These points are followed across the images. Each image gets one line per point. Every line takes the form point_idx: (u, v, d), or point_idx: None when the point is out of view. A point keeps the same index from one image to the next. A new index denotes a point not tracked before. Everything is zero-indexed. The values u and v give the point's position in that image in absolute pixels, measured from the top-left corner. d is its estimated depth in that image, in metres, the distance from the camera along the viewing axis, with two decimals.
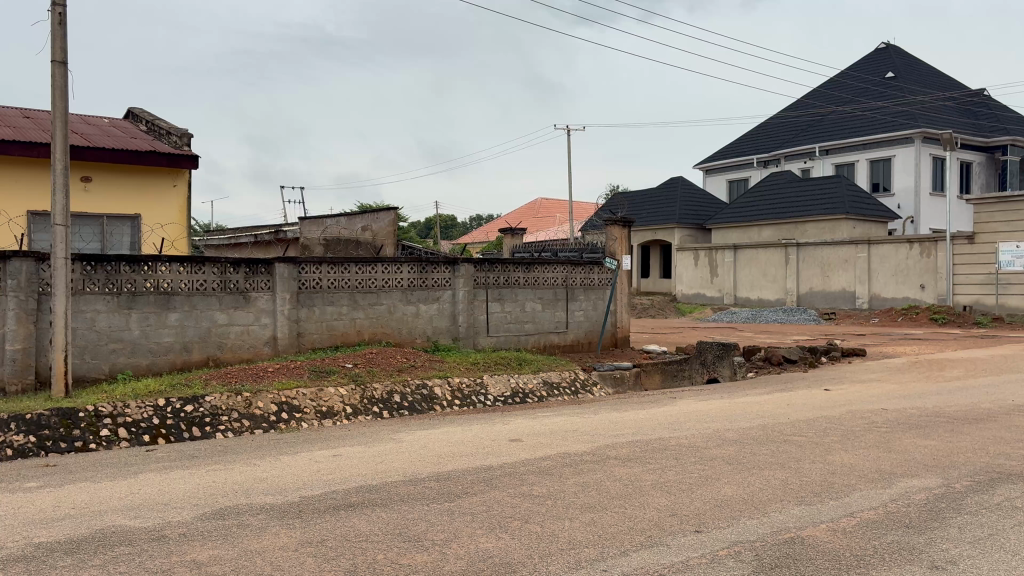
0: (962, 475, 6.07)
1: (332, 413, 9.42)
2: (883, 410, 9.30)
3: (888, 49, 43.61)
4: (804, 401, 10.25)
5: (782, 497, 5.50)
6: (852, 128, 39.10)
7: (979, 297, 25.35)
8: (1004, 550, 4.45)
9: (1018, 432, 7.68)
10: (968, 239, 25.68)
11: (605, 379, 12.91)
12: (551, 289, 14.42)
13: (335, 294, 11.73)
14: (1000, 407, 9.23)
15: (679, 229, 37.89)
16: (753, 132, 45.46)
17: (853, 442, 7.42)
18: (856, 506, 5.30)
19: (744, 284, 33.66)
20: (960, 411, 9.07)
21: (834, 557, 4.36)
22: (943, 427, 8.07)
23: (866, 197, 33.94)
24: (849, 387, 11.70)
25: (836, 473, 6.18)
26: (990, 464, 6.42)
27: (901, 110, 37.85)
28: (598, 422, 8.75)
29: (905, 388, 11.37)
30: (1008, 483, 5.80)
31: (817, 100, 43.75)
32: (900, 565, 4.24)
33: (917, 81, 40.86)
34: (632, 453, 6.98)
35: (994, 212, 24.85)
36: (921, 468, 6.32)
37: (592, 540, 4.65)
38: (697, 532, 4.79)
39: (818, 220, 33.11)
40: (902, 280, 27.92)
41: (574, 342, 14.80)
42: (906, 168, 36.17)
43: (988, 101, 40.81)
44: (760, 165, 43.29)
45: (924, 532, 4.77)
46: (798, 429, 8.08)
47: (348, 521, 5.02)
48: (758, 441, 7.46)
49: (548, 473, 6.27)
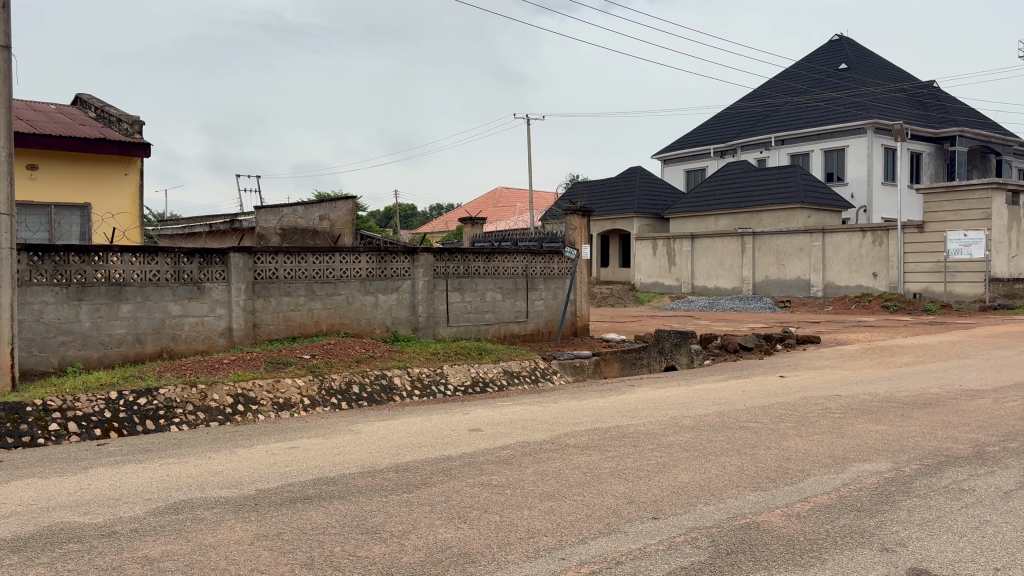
0: (912, 459, 6.21)
1: (289, 405, 9.33)
2: (837, 396, 9.48)
3: (841, 41, 44.29)
4: (759, 388, 10.40)
5: (738, 483, 5.58)
6: (806, 119, 39.65)
7: (928, 285, 25.93)
8: (952, 531, 4.55)
9: (966, 417, 7.85)
10: (918, 228, 26.24)
11: (564, 368, 12.93)
12: (511, 278, 14.41)
13: (292, 284, 11.58)
14: (948, 392, 9.46)
15: (637, 219, 38.19)
16: (711, 122, 45.85)
17: (808, 427, 7.54)
18: (811, 491, 5.38)
19: (701, 273, 33.95)
20: (911, 396, 9.28)
21: (787, 541, 4.43)
22: (892, 412, 8.23)
23: (821, 187, 34.49)
24: (804, 373, 11.90)
25: (791, 459, 6.27)
26: (939, 448, 6.58)
27: (854, 100, 38.43)
28: (557, 411, 8.77)
29: (858, 374, 11.58)
30: (956, 467, 5.95)
31: (772, 91, 44.28)
32: (852, 549, 4.31)
33: (868, 73, 41.58)
34: (591, 440, 7.02)
35: (944, 202, 25.40)
36: (872, 452, 6.46)
37: (551, 529, 4.65)
38: (654, 519, 4.83)
39: (774, 210, 33.60)
40: (856, 268, 28.44)
41: (534, 331, 14.83)
42: (859, 159, 36.82)
43: (937, 93, 41.66)
44: (717, 155, 43.73)
45: (875, 515, 4.87)
46: (753, 415, 8.20)
47: (306, 514, 4.97)
48: (714, 428, 7.54)
49: (507, 463, 6.26)
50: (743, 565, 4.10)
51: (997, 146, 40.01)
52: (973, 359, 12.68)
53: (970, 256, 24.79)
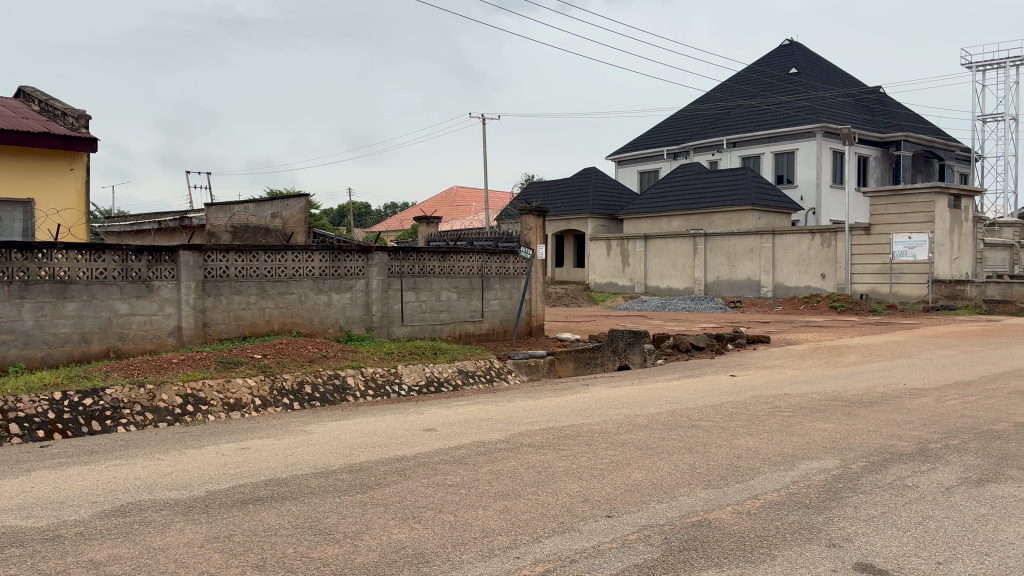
0: (858, 456, 6.34)
1: (240, 405, 9.19)
2: (786, 394, 9.67)
3: (792, 47, 45.08)
4: (711, 387, 10.50)
5: (691, 481, 5.64)
6: (757, 121, 40.27)
7: (874, 286, 26.55)
8: (897, 527, 4.67)
9: (910, 416, 8.03)
10: (865, 230, 26.84)
11: (519, 367, 12.98)
12: (466, 277, 14.40)
13: (243, 283, 11.42)
14: (893, 391, 9.69)
15: (591, 219, 38.48)
16: (664, 124, 46.30)
17: (758, 425, 7.66)
18: (761, 488, 5.47)
19: (654, 274, 34.23)
20: (857, 394, 9.49)
21: (739, 539, 4.49)
22: (840, 411, 8.38)
23: (771, 189, 35.09)
24: (754, 373, 12.08)
25: (742, 457, 6.36)
26: (884, 445, 6.74)
27: (804, 105, 39.18)
28: (510, 410, 8.76)
29: (806, 373, 11.81)
30: (900, 463, 6.10)
31: (724, 94, 44.90)
32: (801, 544, 4.40)
33: (817, 77, 42.43)
34: (546, 440, 7.04)
35: (889, 204, 26.01)
36: (820, 450, 6.58)
37: (506, 528, 4.66)
38: (608, 517, 4.87)
39: (725, 211, 34.10)
40: (804, 269, 28.96)
41: (489, 331, 14.84)
42: (808, 162, 37.56)
43: (884, 98, 42.67)
44: (670, 156, 44.12)
45: (822, 512, 4.96)
46: (705, 414, 8.34)
47: (257, 515, 4.91)
48: (667, 427, 7.61)
49: (462, 462, 6.25)
50: (694, 562, 4.14)
51: (940, 151, 41.37)
52: (917, 359, 12.97)
53: (914, 258, 25.44)
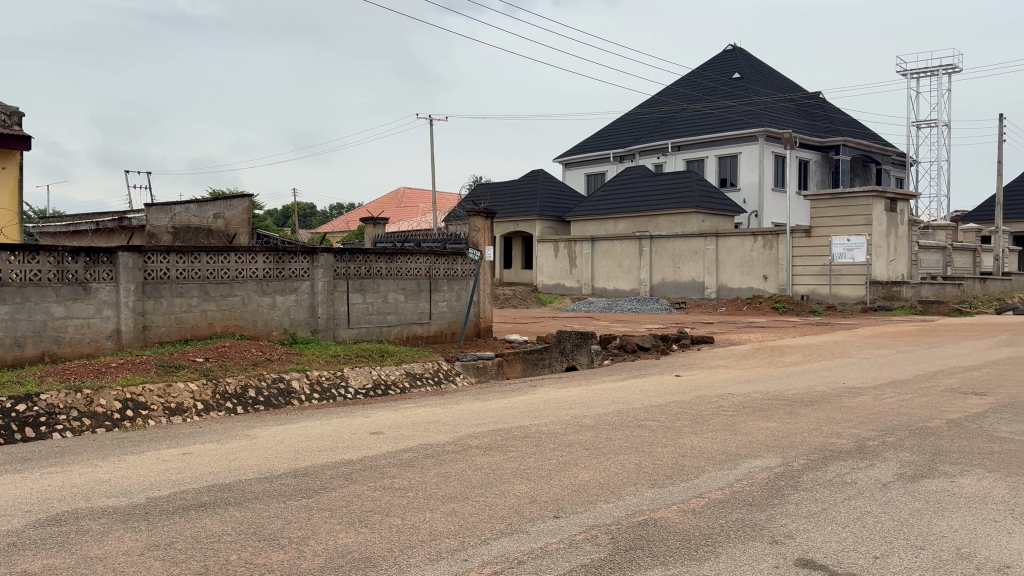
0: (799, 454, 6.48)
1: (181, 410, 9.01)
2: (729, 393, 9.82)
3: (735, 52, 45.85)
4: (656, 387, 10.63)
5: (637, 481, 5.70)
6: (701, 125, 40.87)
7: (814, 287, 27.19)
8: (836, 522, 4.78)
9: (848, 414, 8.23)
10: (806, 232, 27.45)
11: (467, 369, 12.96)
12: (413, 279, 14.34)
13: (184, 285, 11.20)
14: (832, 390, 9.93)
15: (539, 221, 38.65)
16: (611, 127, 46.71)
17: (702, 425, 7.77)
18: (705, 486, 5.55)
19: (601, 275, 34.50)
20: (798, 393, 9.71)
21: (683, 537, 4.55)
22: (782, 410, 8.55)
23: (715, 192, 35.64)
24: (699, 372, 12.26)
25: (687, 455, 6.46)
26: (824, 443, 6.89)
27: (747, 109, 39.91)
28: (457, 413, 8.74)
29: (748, 372, 12.04)
30: (840, 461, 6.25)
31: (669, 98, 45.47)
32: (743, 541, 4.48)
33: (759, 82, 43.25)
34: (494, 441, 7.05)
35: (829, 208, 26.65)
36: (762, 448, 6.71)
37: (453, 531, 4.65)
38: (555, 517, 4.89)
39: (670, 213, 34.54)
40: (747, 271, 29.47)
41: (437, 333, 14.79)
42: (750, 165, 38.27)
43: (823, 103, 43.68)
44: (617, 159, 44.52)
45: (765, 509, 5.06)
46: (651, 413, 8.42)
47: (199, 522, 4.81)
48: (613, 427, 7.67)
49: (409, 465, 6.22)
50: (639, 561, 4.18)
51: (877, 156, 42.53)
52: (855, 358, 13.30)
53: (853, 260, 26.12)
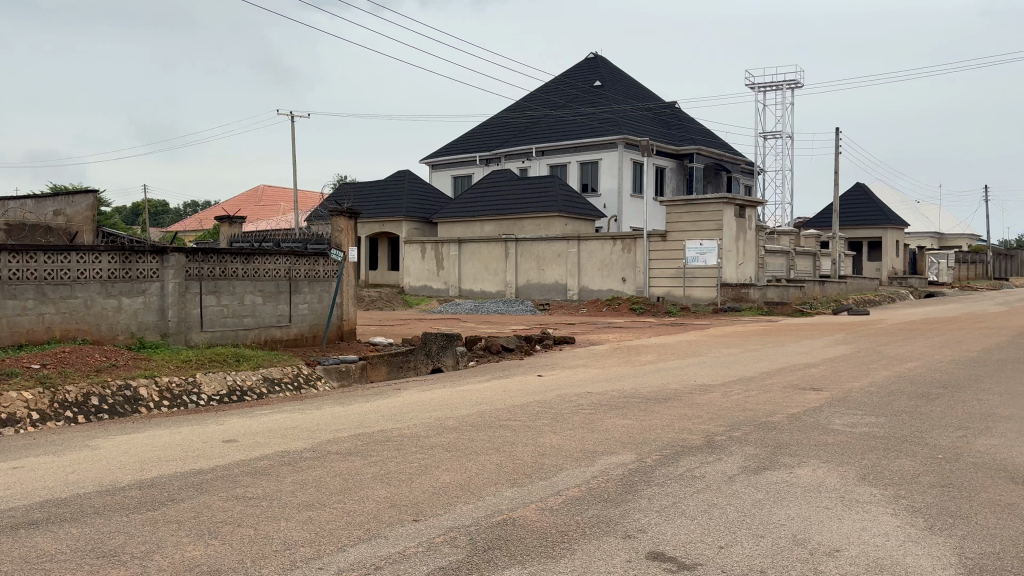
0: (653, 450, 6.72)
1: (13, 421, 8.38)
2: (588, 393, 10.07)
3: (596, 60, 47.11)
4: (518, 387, 10.77)
5: (496, 481, 5.74)
6: (563, 131, 41.74)
7: (670, 289, 28.29)
8: (685, 515, 4.98)
9: (698, 410, 8.61)
10: (662, 237, 28.50)
11: (329, 373, 12.69)
12: (272, 281, 13.93)
13: (18, 287, 10.43)
14: (684, 387, 10.36)
15: (404, 222, 38.41)
16: (476, 130, 46.97)
17: (561, 424, 7.92)
18: (563, 484, 5.67)
19: (467, 277, 34.64)
20: (653, 391, 10.07)
21: (541, 535, 4.63)
22: (637, 408, 8.85)
23: (577, 196, 36.48)
24: (560, 372, 12.52)
25: (545, 455, 6.57)
26: (676, 439, 7.18)
27: (607, 117, 41.11)
28: (316, 418, 8.55)
29: (607, 372, 12.39)
30: (690, 455, 6.52)
31: (532, 103, 46.19)
32: (598, 537, 4.59)
33: (619, 90, 44.63)
34: (354, 446, 6.94)
35: (683, 214, 27.81)
36: (618, 445, 6.91)
37: (310, 539, 4.54)
38: (415, 521, 4.86)
39: (534, 217, 35.10)
40: (607, 273, 30.31)
41: (297, 336, 14.43)
42: (611, 171, 39.42)
43: (678, 113, 45.54)
44: (482, 162, 44.82)
45: (619, 504, 5.21)
46: (512, 414, 8.52)
47: (31, 541, 4.49)
48: (475, 428, 7.72)
49: (265, 473, 6.03)
50: (496, 561, 4.22)
51: (727, 165, 44.76)
52: (707, 357, 13.94)
53: (705, 264, 27.42)
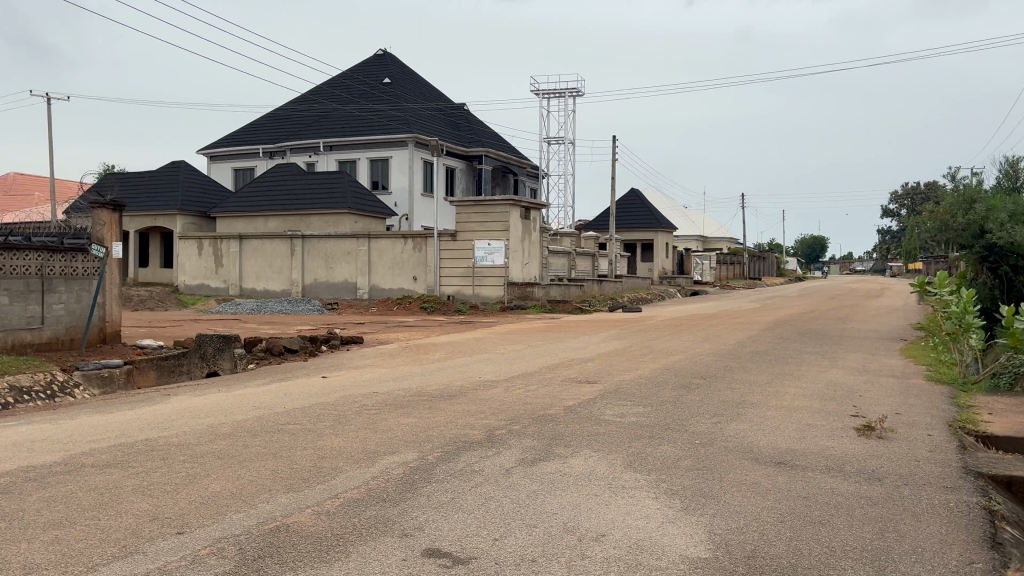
0: (434, 447, 6.76)
1: None
2: (373, 393, 9.97)
3: (385, 57, 46.80)
4: (301, 389, 10.46)
5: (271, 487, 5.54)
6: (352, 127, 41.12)
7: (459, 288, 28.67)
8: (462, 510, 5.05)
9: (481, 406, 8.78)
10: (451, 236, 28.78)
11: (89, 379, 11.71)
12: (20, 279, 12.58)
13: None
14: (468, 384, 10.54)
15: (180, 217, 36.16)
16: (260, 122, 45.15)
17: (343, 425, 7.78)
18: (341, 487, 5.56)
19: (250, 275, 33.15)
20: (438, 389, 10.15)
21: (315, 539, 4.51)
22: (421, 405, 8.88)
23: (366, 194, 36.07)
24: (345, 373, 12.31)
25: (324, 457, 6.42)
26: (457, 435, 7.26)
27: (396, 115, 41.01)
28: (72, 429, 7.82)
29: (394, 371, 12.34)
30: (471, 451, 6.62)
31: (319, 97, 45.12)
32: (374, 538, 4.55)
33: (408, 89, 44.64)
34: (114, 458, 6.42)
35: (471, 214, 28.29)
36: (400, 444, 6.88)
37: (56, 561, 4.14)
38: (178, 534, 4.57)
39: (322, 214, 34.31)
40: (397, 272, 30.21)
41: (52, 340, 13.17)
42: (400, 169, 39.38)
43: (467, 114, 46.26)
44: (266, 155, 43.12)
45: (398, 504, 5.19)
46: (292, 417, 8.27)
47: None
48: (251, 433, 7.40)
49: (4, 493, 5.42)
50: (267, 569, 4.06)
51: (514, 167, 46.07)
52: (491, 354, 14.26)
53: (493, 263, 28.03)
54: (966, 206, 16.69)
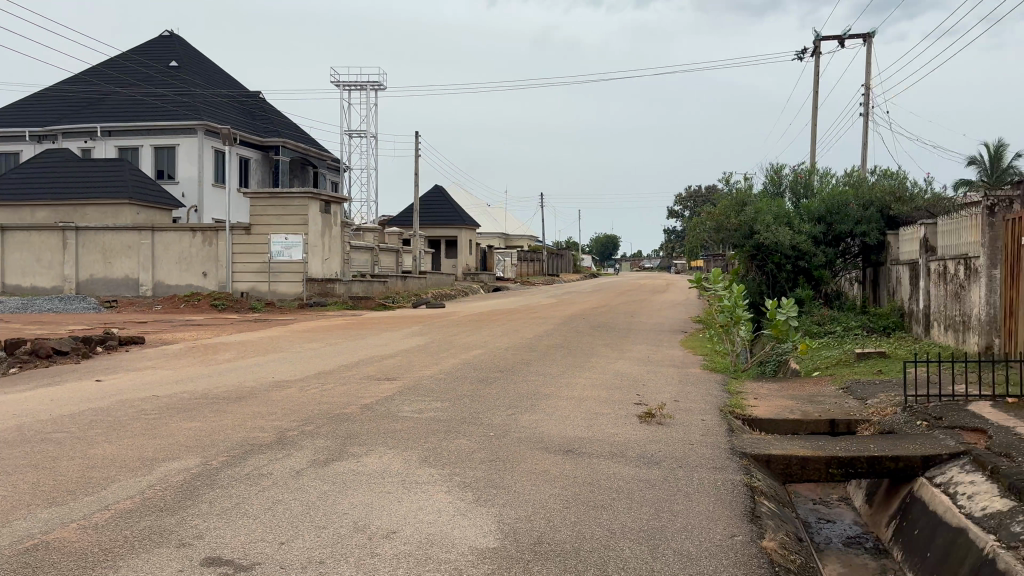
0: (219, 451, 6.44)
1: None
2: (155, 396, 9.35)
3: (171, 39, 44.05)
4: (70, 395, 9.61)
5: (30, 502, 5.04)
6: (134, 112, 38.39)
7: (254, 284, 27.56)
8: (247, 515, 4.84)
9: (272, 407, 8.48)
10: (245, 230, 27.59)
11: None
12: None
13: None
14: (260, 384, 10.15)
15: None
16: (26, 102, 41.09)
17: (117, 432, 7.22)
18: (112, 498, 5.16)
19: (13, 271, 29.34)
20: (227, 390, 9.69)
21: (79, 556, 4.16)
22: (207, 408, 8.44)
23: (150, 183, 33.79)
24: (123, 375, 11.47)
25: (95, 467, 5.93)
26: (246, 438, 6.96)
27: (184, 101, 38.76)
28: None
29: (179, 372, 11.66)
30: (260, 453, 6.38)
31: (97, 79, 41.75)
32: (148, 550, 4.26)
33: (198, 74, 42.31)
34: None
35: (268, 206, 27.34)
36: (182, 450, 6.50)
37: None
38: None
39: (99, 204, 31.71)
40: (185, 267, 28.53)
41: None
42: (189, 158, 37.39)
43: (262, 104, 44.52)
44: (34, 139, 39.31)
45: (176, 512, 4.89)
46: (58, 425, 7.58)
47: None
48: (8, 445, 6.70)
49: None
50: None
51: (313, 160, 44.95)
52: (286, 353, 13.82)
53: (290, 258, 27.42)
54: (738, 209, 18.15)
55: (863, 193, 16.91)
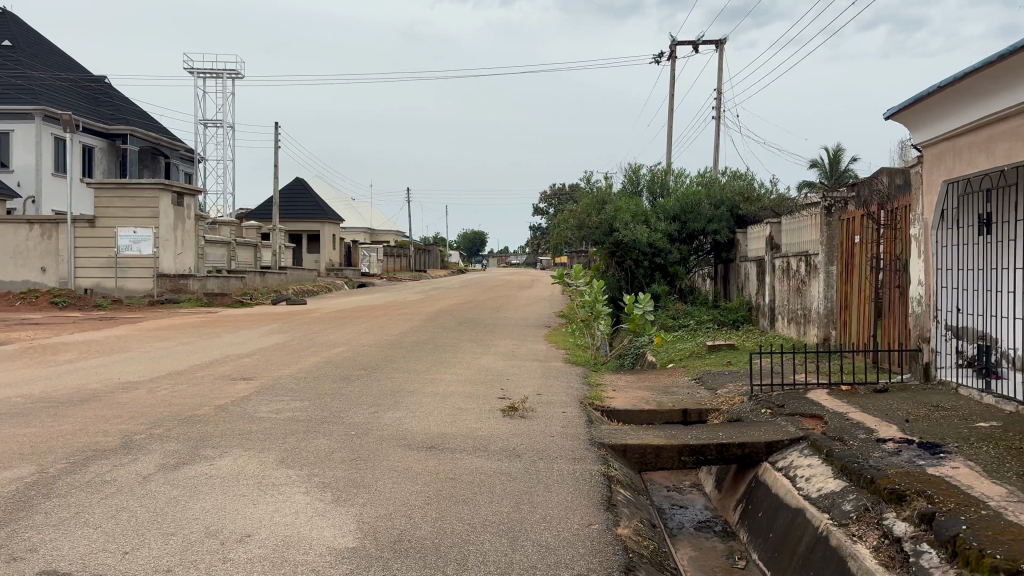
0: (58, 459, 6.03)
1: None
2: None
3: (4, 16, 40.84)
4: None
5: None
6: None
7: (99, 280, 26.03)
8: (87, 525, 4.56)
9: (119, 409, 8.03)
10: (89, 222, 26.02)
11: None
12: None
13: None
14: (104, 386, 9.58)
15: None
16: None
17: None
18: None
19: None
20: (68, 393, 9.10)
21: None
22: (45, 413, 7.89)
23: None
24: None
25: None
26: (87, 443, 6.55)
27: (19, 84, 36.05)
28: None
29: (13, 375, 10.85)
30: (103, 459, 6.03)
31: None
32: None
33: (35, 55, 39.45)
34: None
35: (115, 198, 25.95)
36: (15, 458, 6.05)
37: None
38: None
39: None
40: (21, 262, 26.35)
41: None
42: (25, 144, 34.72)
43: (108, 89, 42.04)
44: None
45: (7, 526, 4.55)
46: None
47: None
48: None
49: None
50: None
51: (165, 149, 42.91)
52: (134, 353, 13.11)
53: (139, 253, 26.02)
54: (598, 208, 18.59)
55: (715, 193, 17.70)
